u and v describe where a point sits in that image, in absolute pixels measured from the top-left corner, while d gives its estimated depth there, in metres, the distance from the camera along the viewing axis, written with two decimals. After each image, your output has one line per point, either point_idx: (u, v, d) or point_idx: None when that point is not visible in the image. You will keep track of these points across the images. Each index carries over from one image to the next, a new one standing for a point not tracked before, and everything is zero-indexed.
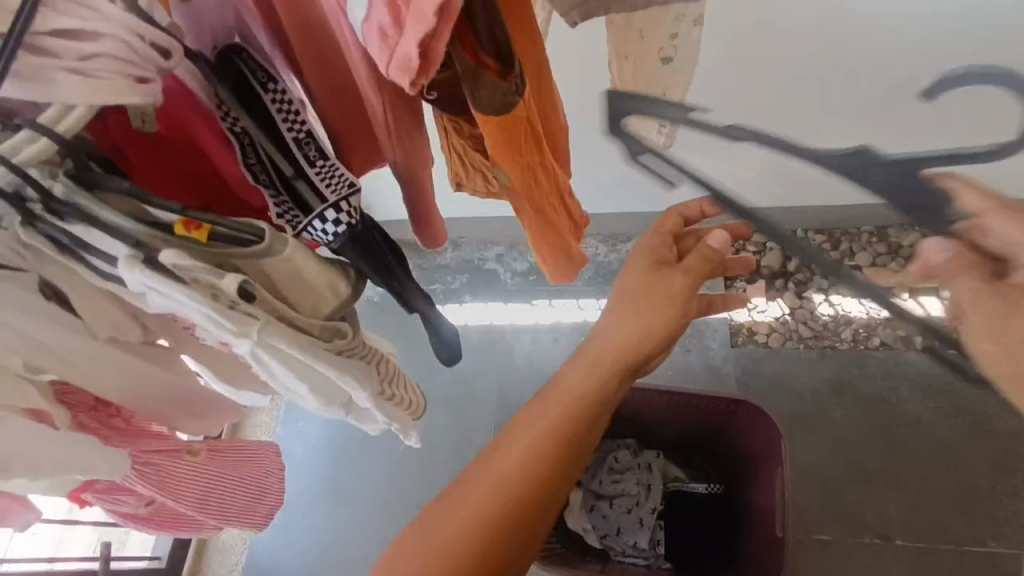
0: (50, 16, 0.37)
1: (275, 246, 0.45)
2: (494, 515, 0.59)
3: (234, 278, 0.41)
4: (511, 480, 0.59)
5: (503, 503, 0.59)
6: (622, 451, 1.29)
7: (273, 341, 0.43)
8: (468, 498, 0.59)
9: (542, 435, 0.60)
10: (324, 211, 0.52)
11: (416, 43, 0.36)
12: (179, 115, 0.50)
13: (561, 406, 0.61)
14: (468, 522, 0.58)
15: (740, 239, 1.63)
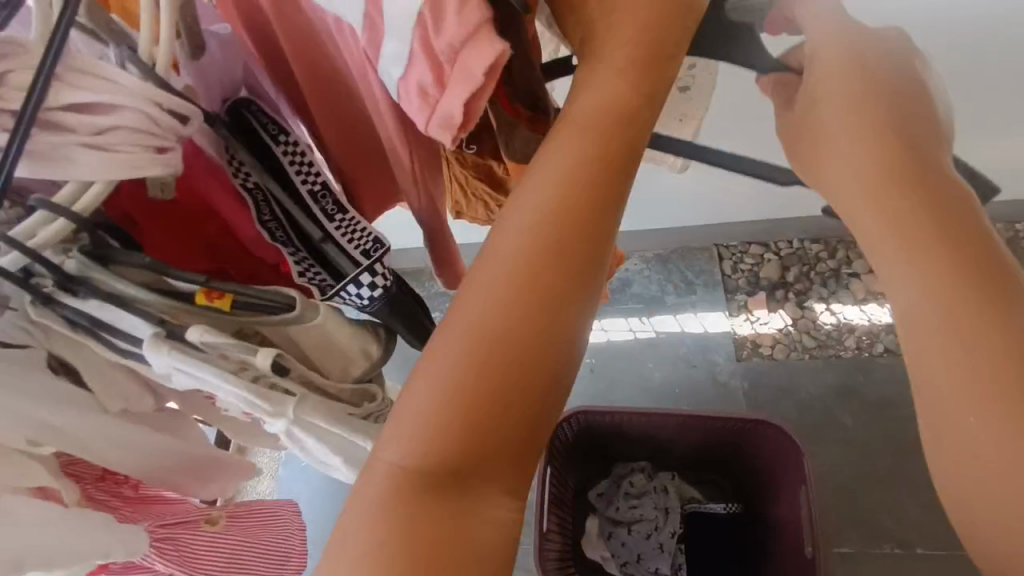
0: (62, 90, 0.35)
1: (306, 314, 0.43)
2: (487, 387, 0.32)
3: (267, 353, 0.39)
4: (504, 324, 0.33)
5: (502, 370, 0.32)
6: (637, 475, 1.26)
7: (309, 417, 0.42)
8: (454, 362, 0.33)
9: (560, 187, 0.35)
10: (359, 275, 0.48)
11: (462, 101, 0.35)
12: (192, 175, 0.49)
13: (575, 135, 0.36)
14: (467, 344, 0.33)
15: (737, 252, 1.64)
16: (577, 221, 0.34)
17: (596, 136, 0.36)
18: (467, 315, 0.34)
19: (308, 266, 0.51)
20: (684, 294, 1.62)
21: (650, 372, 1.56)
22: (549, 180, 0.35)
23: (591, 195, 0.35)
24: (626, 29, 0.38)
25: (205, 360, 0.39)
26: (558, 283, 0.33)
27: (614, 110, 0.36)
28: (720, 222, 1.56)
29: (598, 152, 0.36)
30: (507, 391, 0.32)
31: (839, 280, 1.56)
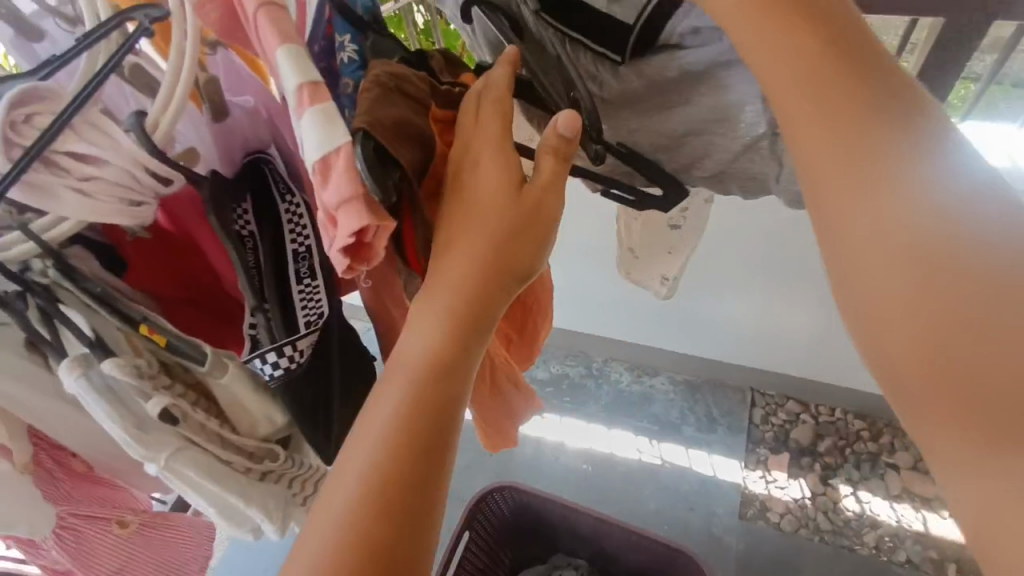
0: (71, 139, 0.42)
1: (214, 371, 0.49)
2: (389, 502, 0.40)
3: (159, 403, 0.44)
4: (387, 462, 0.41)
5: (390, 487, 0.40)
6: (570, 569, 1.26)
7: (183, 467, 0.47)
8: (344, 502, 0.40)
9: (399, 405, 0.43)
10: (266, 354, 0.49)
11: (351, 232, 0.37)
12: (179, 215, 0.52)
13: (406, 375, 0.44)
14: (347, 533, 0.39)
15: (772, 403, 1.55)
16: (402, 429, 0.42)
17: (430, 369, 0.44)
18: (352, 470, 0.41)
19: (254, 319, 0.51)
20: (703, 430, 1.54)
21: (643, 498, 1.47)
22: (381, 408, 0.43)
23: (426, 404, 0.43)
24: (460, 275, 0.46)
25: (105, 395, 0.44)
26: (409, 468, 0.41)
27: (444, 343, 0.45)
28: (759, 366, 1.51)
29: (430, 382, 0.44)
30: (392, 547, 0.39)
31: (875, 466, 1.44)
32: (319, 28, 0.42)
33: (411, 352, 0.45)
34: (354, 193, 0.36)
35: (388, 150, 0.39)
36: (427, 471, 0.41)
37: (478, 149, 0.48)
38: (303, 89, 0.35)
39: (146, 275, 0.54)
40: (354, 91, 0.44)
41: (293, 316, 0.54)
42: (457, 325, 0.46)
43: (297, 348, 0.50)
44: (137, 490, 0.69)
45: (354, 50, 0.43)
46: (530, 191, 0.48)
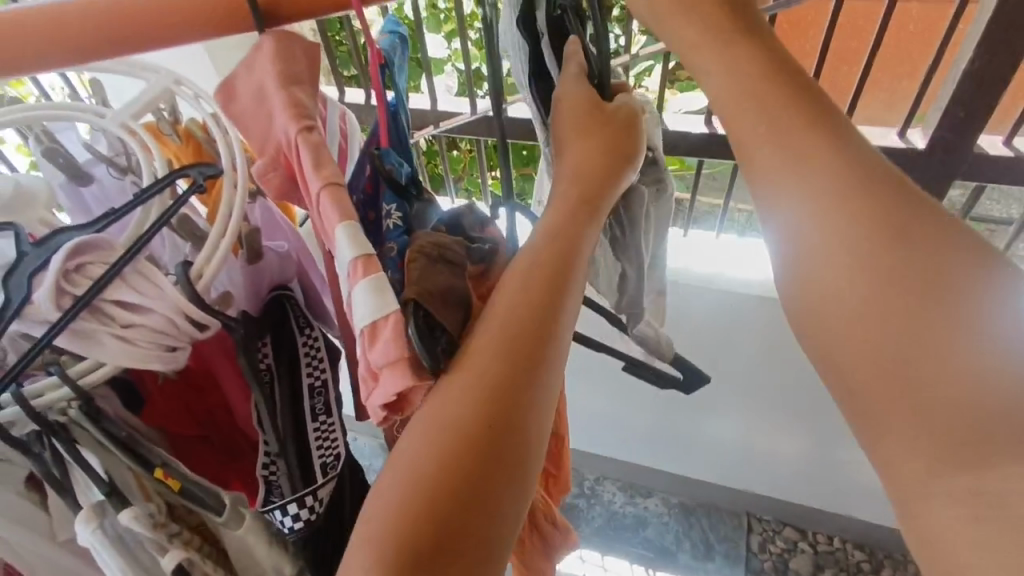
0: (119, 287, 0.43)
1: (229, 523, 0.47)
2: (506, 383, 0.36)
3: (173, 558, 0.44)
4: (508, 339, 0.38)
5: (509, 364, 0.37)
6: None
7: None
8: (464, 380, 0.37)
9: (520, 289, 0.40)
10: (287, 506, 0.49)
11: (400, 383, 0.39)
12: (209, 358, 0.54)
13: (432, 426, 0.35)
14: (467, 408, 0.35)
15: (769, 530, 1.51)
16: (433, 490, 0.33)
17: (550, 255, 0.42)
18: (474, 353, 0.38)
19: (272, 465, 0.52)
20: (699, 558, 1.48)
21: None
22: (400, 468, 0.34)
23: (550, 290, 0.40)
24: (578, 177, 0.46)
25: (118, 544, 0.45)
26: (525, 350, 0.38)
27: (565, 234, 0.43)
28: (753, 489, 1.49)
29: (488, 422, 0.35)
30: (506, 434, 0.35)
31: None
32: (359, 180, 0.50)
33: (447, 401, 0.36)
34: (400, 355, 0.39)
35: (437, 318, 0.40)
36: (541, 362, 0.38)
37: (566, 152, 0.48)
38: (358, 262, 0.41)
39: (163, 414, 0.54)
40: (398, 255, 0.47)
41: (308, 465, 0.53)
42: (577, 217, 0.44)
43: (318, 496, 0.50)
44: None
45: (399, 216, 0.49)
46: (584, 195, 0.45)
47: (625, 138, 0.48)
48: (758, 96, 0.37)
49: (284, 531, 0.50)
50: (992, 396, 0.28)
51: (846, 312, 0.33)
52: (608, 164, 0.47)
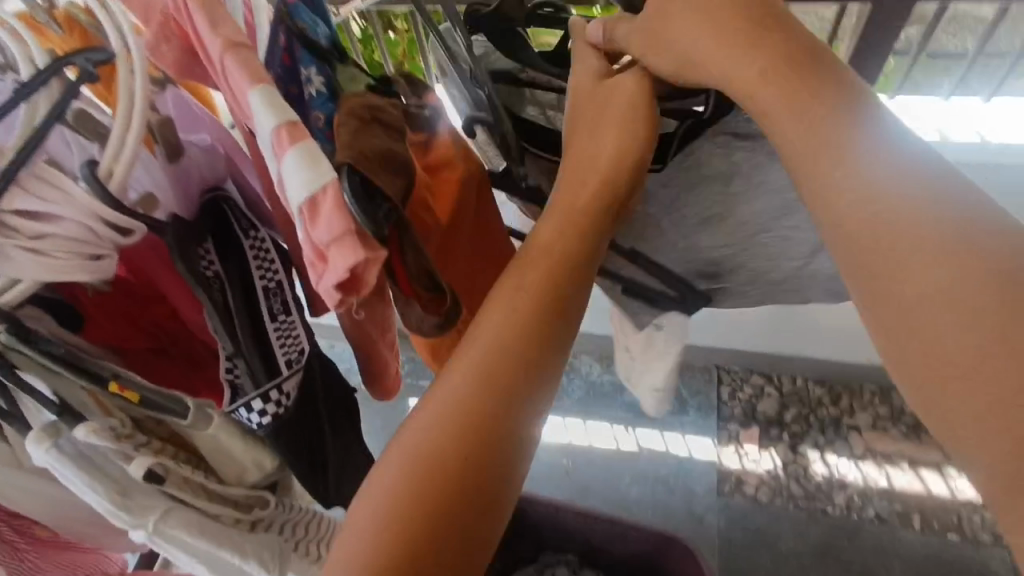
0: (18, 197, 0.39)
1: (198, 423, 0.46)
2: (491, 389, 0.42)
3: (139, 465, 0.42)
4: (502, 350, 0.43)
5: (497, 373, 0.43)
6: (560, 567, 1.23)
7: (172, 529, 0.45)
8: (460, 380, 0.43)
9: (518, 299, 0.44)
10: (251, 401, 0.47)
11: (347, 260, 0.36)
12: (145, 267, 0.51)
13: (438, 410, 0.42)
14: (456, 406, 0.42)
15: (738, 379, 1.61)
16: (403, 515, 0.39)
17: (542, 270, 0.45)
18: (473, 350, 0.43)
19: (234, 367, 0.50)
20: (675, 412, 1.57)
21: (626, 485, 1.50)
22: (378, 485, 0.41)
23: (540, 305, 0.44)
24: (574, 176, 0.48)
25: (81, 460, 0.43)
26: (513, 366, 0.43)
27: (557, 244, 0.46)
28: (721, 344, 1.57)
29: (468, 424, 0.42)
30: (482, 435, 0.41)
31: (839, 429, 1.50)
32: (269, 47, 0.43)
33: (448, 392, 0.43)
34: (344, 229, 0.36)
35: (373, 180, 0.39)
36: (526, 388, 0.43)
37: (590, 147, 0.48)
38: (281, 130, 0.36)
39: (107, 329, 0.51)
40: (326, 126, 0.43)
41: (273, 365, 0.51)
42: (574, 222, 0.47)
43: (283, 391, 0.48)
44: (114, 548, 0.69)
45: (320, 82, 0.43)
46: (579, 223, 0.47)
47: (631, 156, 0.48)
48: (722, 30, 0.43)
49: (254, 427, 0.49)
50: (979, 248, 0.34)
51: (874, 212, 0.37)
52: (602, 193, 0.47)
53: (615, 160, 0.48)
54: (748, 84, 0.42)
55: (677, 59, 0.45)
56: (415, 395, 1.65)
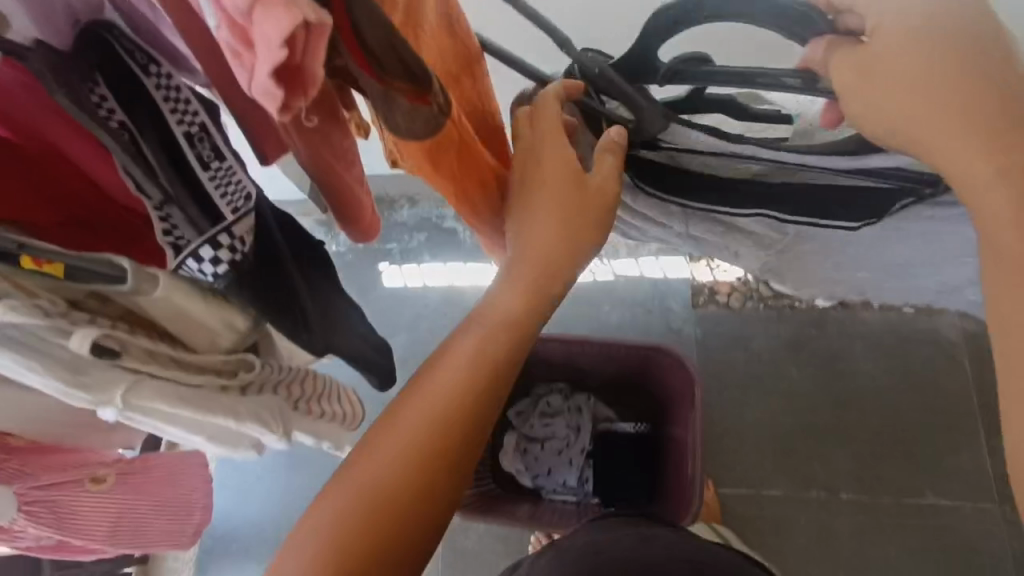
0: None
1: (143, 287, 0.39)
2: (437, 441, 0.51)
3: (85, 339, 0.37)
4: (452, 413, 0.52)
5: (448, 427, 0.51)
6: (554, 395, 1.35)
7: (148, 403, 0.40)
8: (413, 422, 0.52)
9: (467, 371, 0.53)
10: (199, 250, 0.40)
11: (274, 25, 0.32)
12: (24, 119, 0.41)
13: (393, 447, 0.51)
14: (406, 451, 0.51)
15: None
16: (359, 540, 0.49)
17: (491, 344, 0.54)
18: (426, 398, 0.52)
19: (170, 220, 0.43)
20: None
21: (604, 314, 1.50)
22: (337, 509, 0.50)
23: (488, 376, 0.53)
24: (529, 246, 0.55)
25: (11, 345, 0.36)
26: (457, 430, 0.52)
27: (505, 322, 0.55)
28: None
29: (414, 467, 0.51)
30: (420, 481, 0.51)
31: None
32: None
33: (400, 435, 0.51)
34: None
35: None
36: (464, 450, 0.52)
37: (535, 224, 0.56)
38: None
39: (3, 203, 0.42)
40: None
41: (215, 214, 0.44)
42: (517, 303, 0.55)
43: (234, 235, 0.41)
44: (100, 445, 0.66)
45: None
46: (531, 299, 0.55)
47: (581, 237, 0.56)
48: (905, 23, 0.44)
49: (211, 282, 0.42)
50: None
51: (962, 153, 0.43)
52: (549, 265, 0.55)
53: (567, 236, 0.56)
54: (871, 59, 0.45)
55: (868, 104, 0.46)
56: (385, 259, 1.60)
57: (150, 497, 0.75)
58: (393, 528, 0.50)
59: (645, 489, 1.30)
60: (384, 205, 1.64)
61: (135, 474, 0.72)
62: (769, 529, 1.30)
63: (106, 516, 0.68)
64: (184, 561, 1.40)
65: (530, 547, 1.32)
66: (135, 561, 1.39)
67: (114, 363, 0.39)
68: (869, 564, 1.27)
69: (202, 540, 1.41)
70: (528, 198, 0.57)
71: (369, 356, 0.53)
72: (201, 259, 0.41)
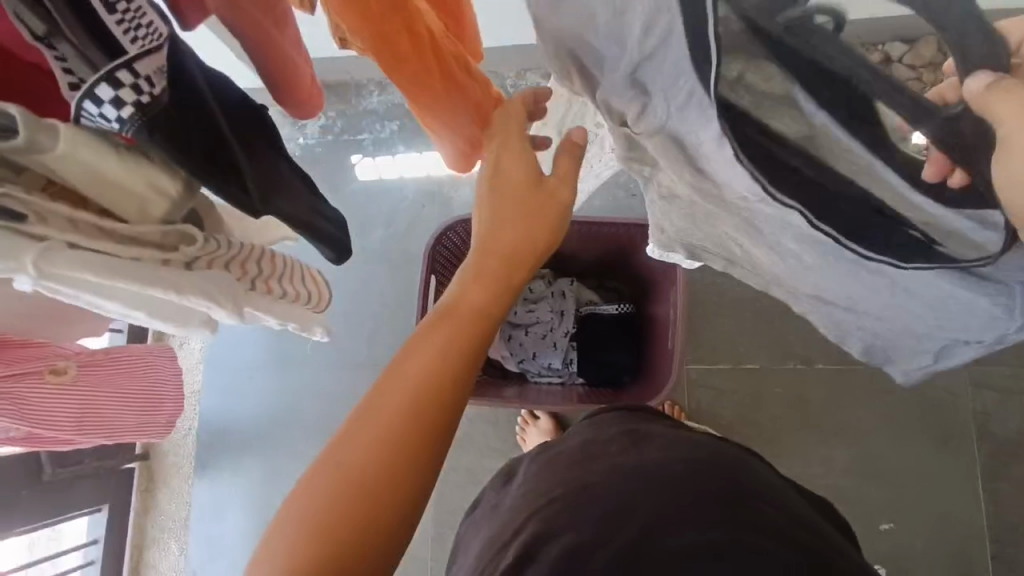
0: None
1: (41, 141, 0.35)
2: (411, 431, 0.49)
3: None
4: (426, 401, 0.50)
5: (422, 416, 0.50)
6: (537, 281, 1.36)
7: (70, 271, 0.37)
8: (388, 415, 0.50)
9: (442, 356, 0.52)
10: (96, 88, 0.34)
11: None
12: None
13: (369, 439, 0.49)
14: (382, 443, 0.49)
15: None
16: (340, 529, 0.46)
17: (464, 332, 0.53)
18: (402, 384, 0.51)
19: (57, 51, 0.35)
20: None
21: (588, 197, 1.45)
22: (312, 498, 0.47)
23: (463, 361, 0.53)
24: (498, 245, 0.57)
25: None
26: (431, 418, 0.50)
27: (476, 313, 0.55)
28: None
29: (390, 460, 0.48)
30: (396, 477, 0.48)
31: None
32: None
33: (375, 425, 0.49)
34: None
35: None
36: (439, 443, 0.51)
37: (500, 228, 0.57)
38: None
39: None
40: None
41: (116, 49, 0.36)
42: (488, 294, 0.55)
43: (144, 75, 0.35)
44: (64, 338, 0.64)
45: None
46: (495, 278, 0.56)
47: (539, 223, 0.58)
48: None
49: (118, 131, 0.36)
50: None
51: None
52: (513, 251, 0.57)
53: (525, 222, 0.57)
54: None
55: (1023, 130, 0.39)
56: (356, 151, 1.52)
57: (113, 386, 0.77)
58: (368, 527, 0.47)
59: (628, 365, 1.30)
60: (351, 91, 1.52)
61: (97, 366, 0.74)
62: (747, 399, 1.35)
63: (72, 406, 0.70)
64: (185, 455, 1.45)
65: (519, 427, 1.37)
66: (137, 456, 1.45)
67: (24, 227, 0.36)
68: (839, 425, 1.33)
69: (201, 435, 1.45)
70: (493, 204, 0.58)
71: (322, 227, 0.49)
72: (102, 100, 0.34)
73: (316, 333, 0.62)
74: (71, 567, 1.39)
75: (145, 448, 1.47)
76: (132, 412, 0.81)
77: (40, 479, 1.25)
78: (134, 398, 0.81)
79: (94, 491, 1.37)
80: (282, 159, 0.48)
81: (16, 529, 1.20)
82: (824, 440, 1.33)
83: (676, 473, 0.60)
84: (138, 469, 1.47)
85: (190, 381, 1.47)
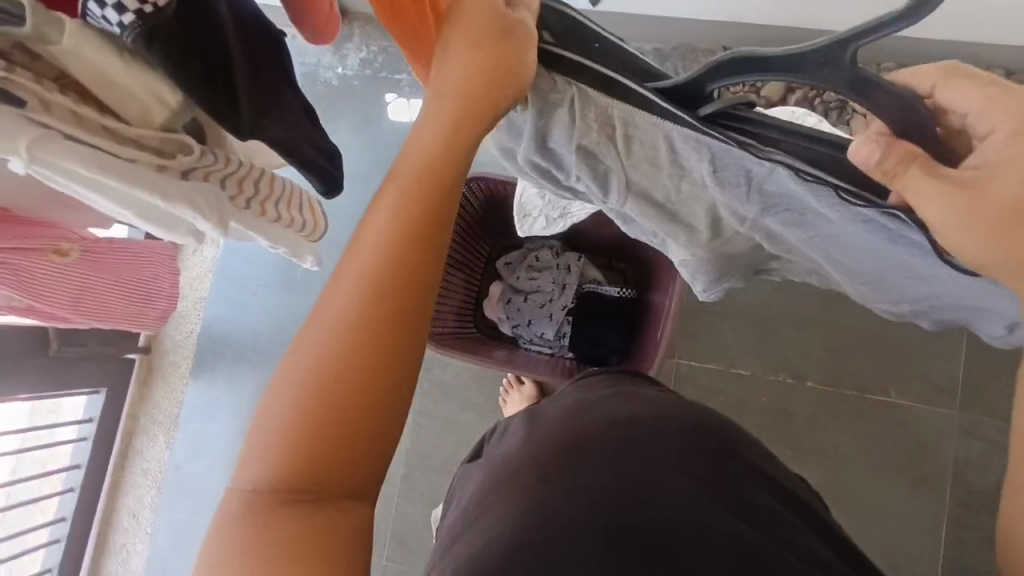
0: None
1: (48, 35, 0.36)
2: (359, 343, 0.42)
3: None
4: (367, 298, 0.43)
5: (367, 321, 0.43)
6: (544, 251, 1.36)
7: (67, 163, 0.39)
8: (323, 331, 0.43)
9: (383, 239, 0.44)
10: None
11: None
12: None
13: (313, 365, 0.42)
14: (326, 363, 0.42)
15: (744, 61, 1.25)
16: (302, 473, 0.41)
17: (416, 201, 0.45)
18: (341, 282, 0.43)
19: None
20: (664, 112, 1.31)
21: None
22: (268, 432, 0.42)
23: (418, 237, 0.44)
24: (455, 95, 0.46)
25: None
26: (383, 324, 0.43)
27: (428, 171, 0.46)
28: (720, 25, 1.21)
29: (344, 386, 0.42)
30: (354, 399, 0.42)
31: None
32: None
33: (312, 348, 0.43)
34: None
35: None
36: (395, 352, 0.43)
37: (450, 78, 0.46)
38: None
39: None
40: None
41: None
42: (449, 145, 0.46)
43: None
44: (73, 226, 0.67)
45: None
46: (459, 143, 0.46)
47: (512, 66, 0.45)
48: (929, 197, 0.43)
49: (118, 35, 0.37)
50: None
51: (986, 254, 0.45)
52: (472, 120, 0.46)
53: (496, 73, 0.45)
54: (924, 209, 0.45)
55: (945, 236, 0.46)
56: (393, 90, 1.51)
57: (105, 274, 0.81)
58: (331, 461, 0.41)
59: (617, 348, 1.30)
60: None
61: (95, 255, 0.77)
62: (731, 402, 1.35)
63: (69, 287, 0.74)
64: (183, 355, 1.52)
65: (502, 389, 1.39)
66: (138, 348, 1.51)
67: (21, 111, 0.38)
68: (817, 445, 1.33)
69: (201, 340, 1.51)
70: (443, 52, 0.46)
71: (311, 154, 0.53)
72: (105, 4, 0.35)
73: (306, 261, 0.64)
74: (65, 439, 1.48)
75: (148, 342, 1.54)
76: (113, 303, 0.85)
77: (45, 353, 1.32)
78: (129, 287, 0.88)
79: (96, 374, 1.44)
80: (291, 92, 0.51)
81: (19, 395, 1.28)
82: (799, 456, 1.33)
83: (665, 432, 0.58)
84: (138, 360, 1.54)
85: (198, 288, 1.52)
